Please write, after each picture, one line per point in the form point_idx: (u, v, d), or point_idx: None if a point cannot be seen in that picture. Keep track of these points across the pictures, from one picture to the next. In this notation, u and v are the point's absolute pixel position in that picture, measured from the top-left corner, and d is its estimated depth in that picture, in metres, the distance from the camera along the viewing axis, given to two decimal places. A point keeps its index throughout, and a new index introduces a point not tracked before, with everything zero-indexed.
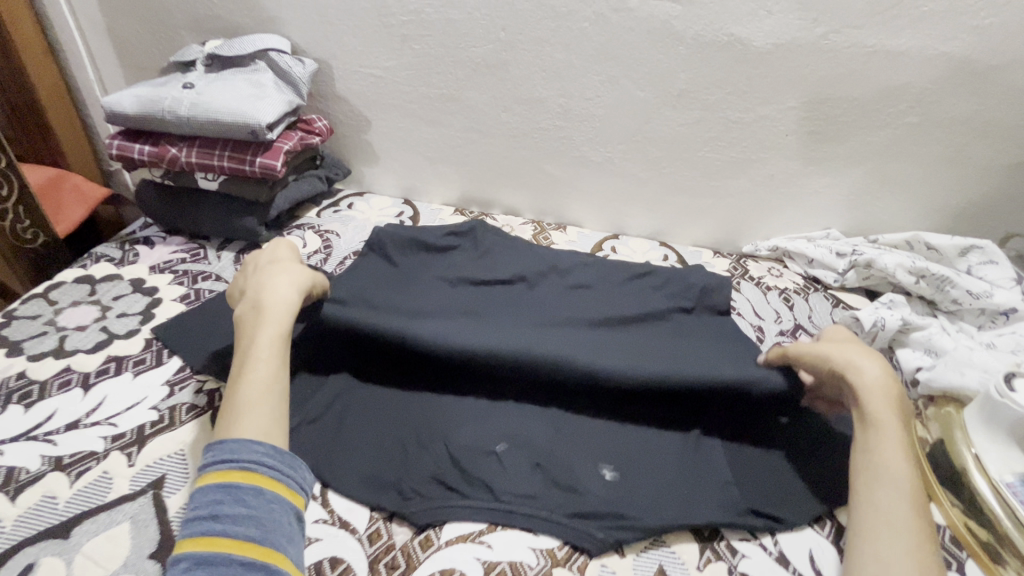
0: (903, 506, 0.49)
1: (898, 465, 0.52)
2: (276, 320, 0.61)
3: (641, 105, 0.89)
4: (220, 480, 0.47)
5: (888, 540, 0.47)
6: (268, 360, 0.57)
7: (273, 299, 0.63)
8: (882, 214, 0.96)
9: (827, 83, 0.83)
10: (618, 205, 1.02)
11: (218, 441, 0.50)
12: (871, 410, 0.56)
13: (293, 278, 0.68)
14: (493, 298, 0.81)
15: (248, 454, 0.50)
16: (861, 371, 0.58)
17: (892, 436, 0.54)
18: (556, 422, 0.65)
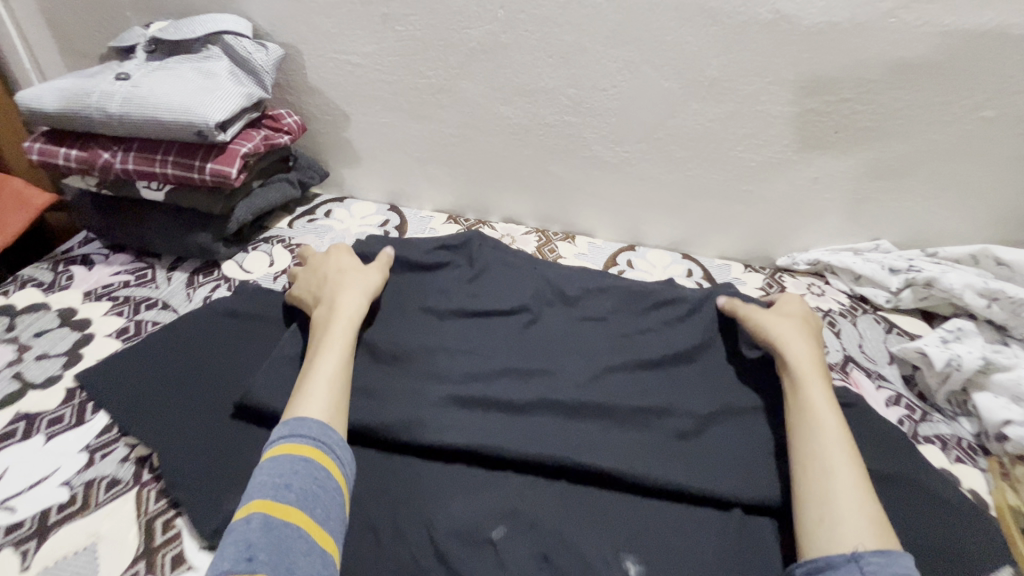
0: (843, 462, 0.51)
1: (831, 422, 0.54)
2: (351, 320, 0.62)
3: (664, 97, 0.75)
4: (295, 454, 0.47)
5: (837, 497, 0.48)
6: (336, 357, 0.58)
7: (344, 302, 0.63)
8: (943, 224, 0.82)
9: (889, 70, 0.69)
10: (634, 212, 0.89)
11: (294, 422, 0.50)
12: (802, 375, 0.58)
13: (373, 279, 0.68)
14: (491, 331, 0.69)
15: (322, 435, 0.49)
16: (788, 343, 0.62)
17: (820, 396, 0.56)
18: (567, 496, 0.54)
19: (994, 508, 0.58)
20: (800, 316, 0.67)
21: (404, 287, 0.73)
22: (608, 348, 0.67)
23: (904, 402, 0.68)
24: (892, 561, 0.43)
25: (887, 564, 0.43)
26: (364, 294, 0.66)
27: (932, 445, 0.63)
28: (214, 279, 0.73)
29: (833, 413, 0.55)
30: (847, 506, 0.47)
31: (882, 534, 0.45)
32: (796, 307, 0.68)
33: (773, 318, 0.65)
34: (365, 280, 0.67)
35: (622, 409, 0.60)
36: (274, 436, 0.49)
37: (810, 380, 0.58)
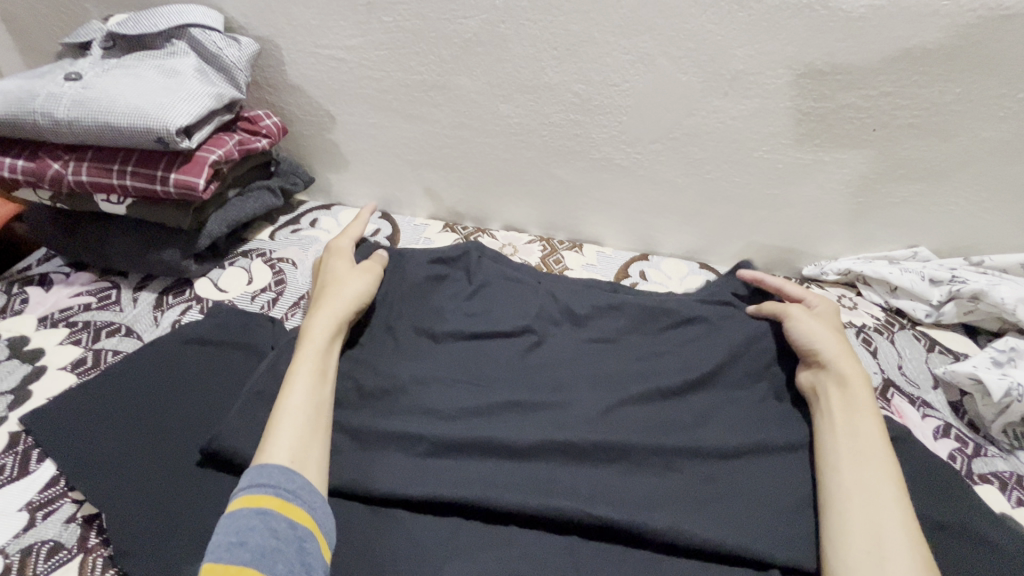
0: (893, 493, 0.46)
1: (881, 451, 0.49)
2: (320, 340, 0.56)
3: (682, 92, 0.68)
4: (252, 505, 0.41)
5: (885, 531, 0.44)
6: (308, 386, 0.52)
7: (320, 322, 0.58)
8: (990, 230, 0.75)
9: (938, 58, 0.61)
10: (647, 217, 0.82)
11: (257, 468, 0.44)
12: (859, 401, 0.53)
13: (349, 290, 0.62)
14: (491, 357, 0.62)
15: (284, 479, 0.44)
16: (843, 361, 0.56)
17: (869, 420, 0.51)
18: (578, 556, 0.48)
19: None
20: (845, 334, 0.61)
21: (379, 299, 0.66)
22: (621, 375, 0.60)
23: (954, 433, 0.61)
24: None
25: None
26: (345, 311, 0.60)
27: (989, 485, 0.56)
28: (185, 299, 0.66)
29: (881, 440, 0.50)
30: (895, 542, 0.43)
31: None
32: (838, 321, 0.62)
33: (829, 332, 0.59)
34: (346, 294, 0.61)
35: (638, 450, 0.53)
36: (239, 483, 0.44)
37: (863, 403, 0.52)
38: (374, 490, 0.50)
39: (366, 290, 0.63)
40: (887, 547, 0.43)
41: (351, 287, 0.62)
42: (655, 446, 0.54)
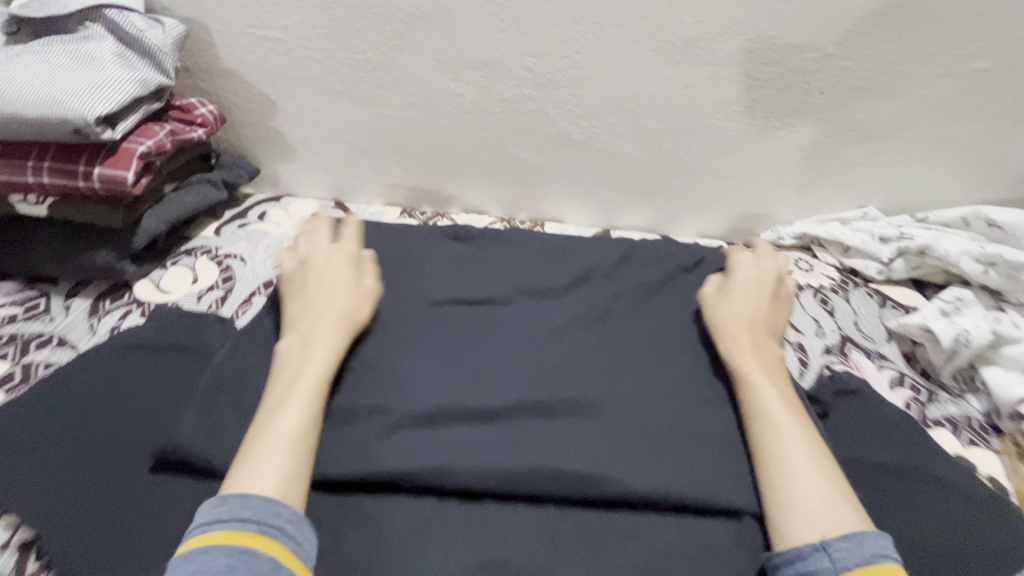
0: (798, 447, 0.49)
1: (780, 409, 0.52)
2: (321, 361, 0.52)
3: (634, 62, 0.67)
4: (231, 542, 0.39)
5: (792, 484, 0.47)
6: (302, 406, 0.48)
7: (322, 332, 0.54)
8: (932, 188, 0.77)
9: (879, 19, 0.63)
10: (607, 192, 0.81)
11: (235, 497, 0.41)
12: (742, 360, 0.57)
13: (360, 310, 0.57)
14: (456, 342, 0.60)
15: (269, 512, 0.41)
16: (728, 330, 0.59)
17: (762, 379, 0.55)
18: (557, 535, 0.47)
19: (1014, 495, 0.53)
20: (752, 289, 0.63)
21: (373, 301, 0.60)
22: (589, 352, 0.60)
23: (909, 382, 0.63)
24: (857, 544, 0.42)
25: (856, 550, 0.41)
26: (344, 333, 0.55)
27: (943, 429, 0.58)
28: (124, 304, 0.62)
29: (779, 398, 0.53)
30: (802, 491, 0.46)
31: (843, 519, 0.44)
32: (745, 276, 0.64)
33: (716, 303, 0.62)
34: (346, 306, 0.57)
35: (609, 423, 0.54)
36: (214, 513, 0.41)
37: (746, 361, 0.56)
38: (348, 478, 0.48)
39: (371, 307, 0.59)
40: (796, 497, 0.46)
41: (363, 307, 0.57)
42: (624, 418, 0.54)
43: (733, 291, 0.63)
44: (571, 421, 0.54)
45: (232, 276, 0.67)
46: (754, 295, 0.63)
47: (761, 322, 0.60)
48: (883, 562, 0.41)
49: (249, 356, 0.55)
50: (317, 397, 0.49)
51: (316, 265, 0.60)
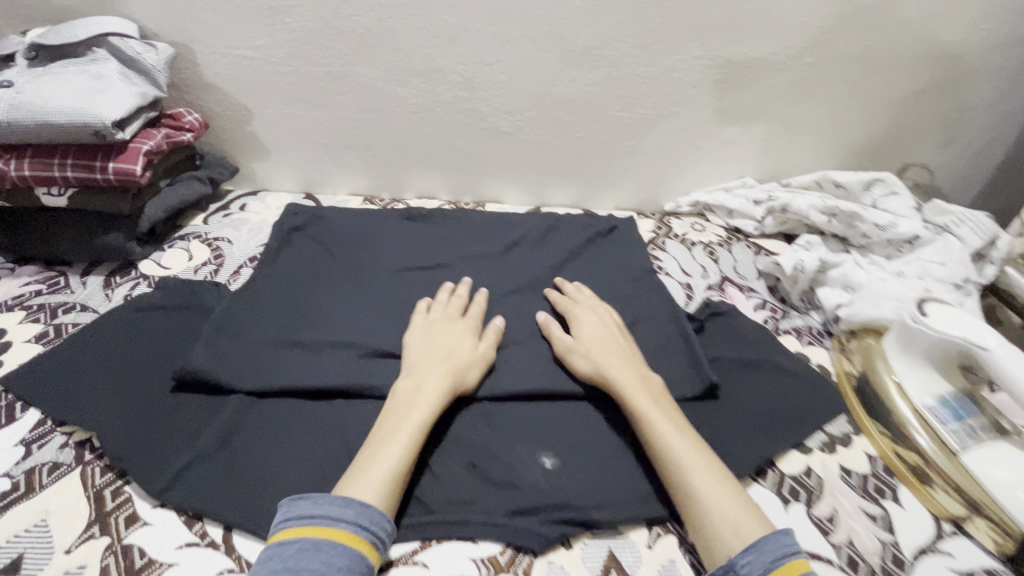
0: (702, 474, 0.52)
1: (677, 441, 0.54)
2: (428, 409, 0.56)
3: (544, 66, 0.84)
4: (354, 547, 0.46)
5: (704, 515, 0.49)
6: (402, 447, 0.53)
7: (433, 378, 0.59)
8: (792, 159, 0.97)
9: (727, 28, 0.81)
10: (536, 174, 0.98)
11: (359, 504, 0.48)
12: (631, 397, 0.58)
13: (472, 372, 0.62)
14: (411, 293, 0.76)
15: (382, 526, 0.48)
16: (609, 369, 0.61)
17: (653, 413, 0.56)
18: (491, 415, 0.61)
19: (835, 375, 0.70)
20: (608, 330, 0.67)
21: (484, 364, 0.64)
22: (518, 297, 0.76)
23: (769, 305, 0.81)
24: (762, 553, 0.46)
25: (759, 560, 0.46)
26: (455, 389, 0.60)
27: (790, 335, 0.76)
28: (132, 278, 0.75)
29: (673, 429, 0.55)
30: (715, 520, 0.49)
31: (750, 534, 0.48)
32: (598, 322, 0.67)
33: (588, 345, 0.64)
34: (459, 364, 0.62)
35: (531, 342, 0.69)
36: (344, 511, 0.47)
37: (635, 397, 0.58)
38: (325, 387, 0.61)
39: (482, 369, 0.63)
40: (711, 529, 0.49)
41: (474, 370, 0.62)
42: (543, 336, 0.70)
43: (591, 335, 0.65)
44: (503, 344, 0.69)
45: (222, 253, 0.80)
46: (610, 338, 0.65)
47: (628, 359, 0.63)
48: (794, 559, 0.46)
49: (241, 308, 0.69)
50: (417, 440, 0.54)
51: (440, 328, 0.66)
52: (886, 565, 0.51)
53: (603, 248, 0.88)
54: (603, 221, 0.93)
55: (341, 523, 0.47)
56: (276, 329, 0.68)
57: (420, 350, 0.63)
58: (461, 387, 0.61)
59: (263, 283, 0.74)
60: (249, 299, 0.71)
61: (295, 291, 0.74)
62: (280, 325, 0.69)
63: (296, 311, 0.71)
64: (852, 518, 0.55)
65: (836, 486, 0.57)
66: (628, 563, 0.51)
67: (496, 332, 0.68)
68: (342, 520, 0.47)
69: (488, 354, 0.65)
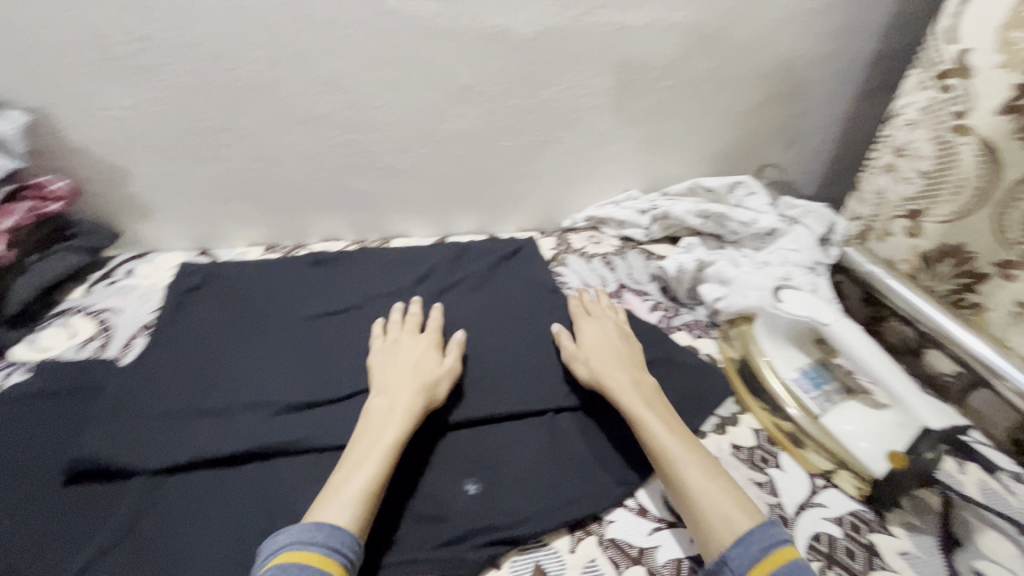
0: (694, 470, 0.56)
1: (669, 440, 0.58)
2: (401, 426, 0.59)
3: (430, 105, 0.88)
4: (326, 569, 0.47)
5: (699, 509, 0.53)
6: (375, 465, 0.55)
7: (404, 397, 0.62)
8: (669, 169, 1.08)
9: (592, 59, 0.89)
10: (438, 207, 1.02)
11: (329, 527, 0.49)
12: (626, 404, 0.63)
13: (442, 386, 0.65)
14: (323, 338, 0.76)
15: (352, 548, 0.49)
16: (607, 376, 0.66)
17: (646, 416, 0.61)
18: (414, 451, 0.62)
19: (722, 361, 0.78)
20: (608, 335, 0.73)
21: (452, 376, 0.67)
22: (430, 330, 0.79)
23: (662, 306, 0.89)
24: (748, 545, 0.49)
25: (747, 552, 0.49)
26: (428, 402, 0.63)
27: (681, 331, 0.84)
28: (4, 365, 0.70)
29: (665, 429, 0.59)
30: (705, 512, 0.53)
31: (739, 525, 0.51)
32: (602, 329, 0.73)
33: (591, 353, 0.70)
34: (428, 378, 0.65)
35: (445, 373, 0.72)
36: (315, 534, 0.49)
37: (629, 403, 0.62)
38: (243, 450, 0.60)
39: (450, 382, 0.67)
40: (705, 524, 0.52)
41: (445, 383, 0.66)
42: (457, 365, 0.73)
43: (590, 343, 0.71)
44: None
45: (110, 324, 0.76)
46: (606, 344, 0.71)
47: (622, 364, 0.68)
48: (782, 544, 0.49)
49: (139, 382, 0.66)
50: (390, 457, 0.56)
51: (407, 347, 0.70)
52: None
53: (509, 268, 0.93)
54: (507, 242, 0.98)
55: (311, 548, 0.48)
56: (180, 397, 0.66)
57: (387, 371, 0.66)
58: (431, 400, 0.64)
59: (160, 351, 0.71)
60: (146, 372, 0.68)
61: (198, 354, 0.72)
62: (184, 392, 0.66)
63: (200, 375, 0.69)
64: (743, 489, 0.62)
65: (728, 464, 0.65)
66: (552, 571, 0.55)
67: (458, 346, 0.71)
68: (314, 544, 0.48)
69: (455, 366, 0.68)
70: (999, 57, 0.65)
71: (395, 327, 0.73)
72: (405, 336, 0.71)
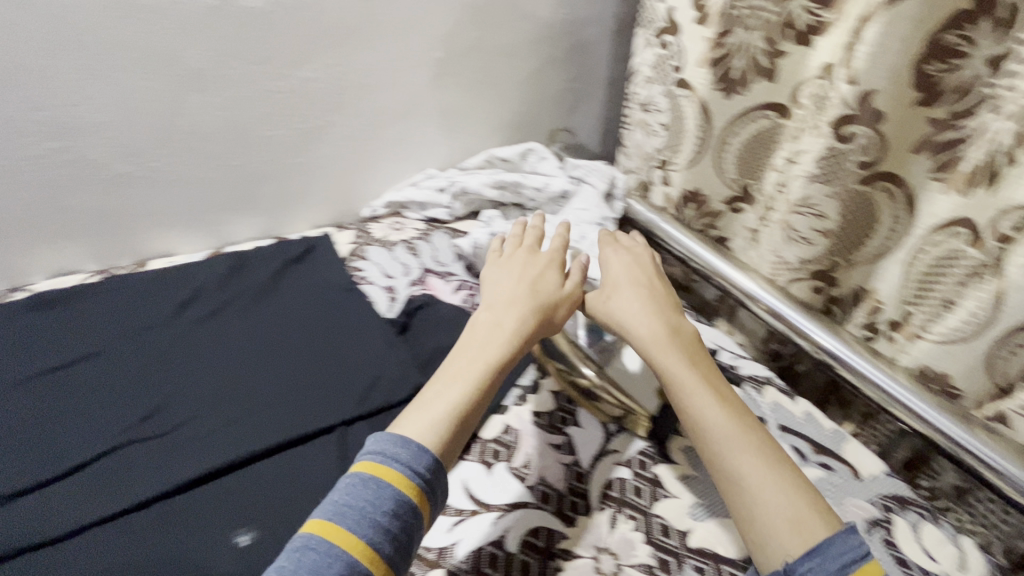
0: (752, 459, 0.50)
1: (721, 418, 0.52)
2: (506, 351, 0.55)
3: (154, 95, 0.74)
4: (397, 490, 0.44)
5: (759, 508, 0.47)
6: (467, 390, 0.52)
7: (514, 320, 0.58)
8: (464, 144, 1.05)
9: (346, 32, 0.82)
10: (206, 215, 0.88)
11: (415, 448, 0.47)
12: (670, 375, 0.56)
13: (560, 311, 0.62)
14: (50, 401, 0.63)
15: (430, 473, 0.47)
16: (649, 339, 0.59)
17: (699, 392, 0.54)
18: (168, 515, 0.55)
19: None
20: (641, 281, 0.66)
21: (571, 303, 0.64)
22: (201, 363, 0.68)
23: (467, 284, 0.87)
24: (824, 560, 0.43)
25: (822, 566, 0.43)
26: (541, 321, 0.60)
27: None
28: None
29: (719, 407, 0.53)
30: (766, 512, 0.47)
31: (812, 533, 0.45)
32: (639, 273, 0.67)
33: (630, 306, 0.63)
34: (545, 301, 0.61)
35: (218, 411, 0.64)
36: (395, 451, 0.46)
37: (676, 375, 0.56)
38: None
39: (565, 309, 0.62)
40: (766, 525, 0.46)
41: (563, 308, 0.62)
42: (235, 400, 0.65)
43: (623, 288, 0.65)
44: (209, 409, 0.64)
45: None
46: (638, 290, 0.64)
47: (660, 317, 0.61)
48: (865, 561, 0.43)
49: None
50: (486, 382, 0.53)
51: (526, 263, 0.65)
52: (568, 486, 0.58)
53: (301, 273, 0.83)
54: (294, 242, 0.87)
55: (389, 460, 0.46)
56: None
57: (499, 288, 0.62)
58: (546, 323, 0.60)
59: None
60: None
61: None
62: None
63: None
64: (542, 456, 0.60)
65: (529, 434, 0.62)
66: None
67: (582, 270, 0.66)
68: (395, 459, 0.46)
69: (577, 293, 0.64)
70: (693, 14, 0.75)
71: (514, 243, 0.70)
72: (526, 251, 0.67)
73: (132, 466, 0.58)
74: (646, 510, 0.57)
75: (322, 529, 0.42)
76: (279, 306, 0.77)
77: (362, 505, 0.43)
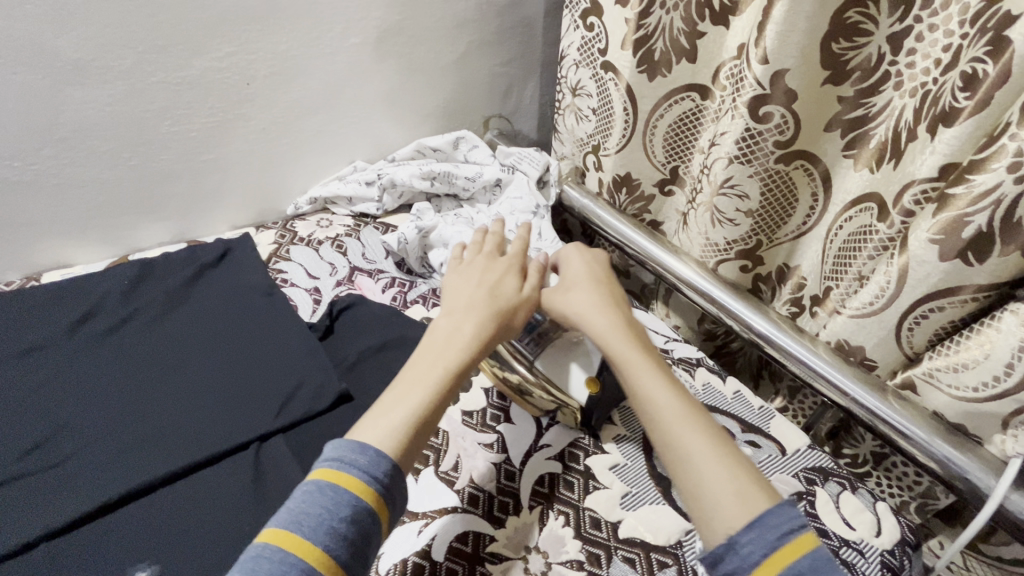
0: (697, 437, 0.48)
1: (666, 397, 0.51)
2: (466, 353, 0.53)
3: (25, 90, 0.66)
4: (356, 497, 0.43)
5: (702, 483, 0.45)
6: (425, 395, 0.50)
7: (472, 325, 0.56)
8: (392, 133, 1.01)
9: (247, 16, 0.75)
10: (105, 219, 0.81)
11: (374, 453, 0.45)
12: (619, 356, 0.55)
13: (519, 315, 0.59)
14: None
15: (391, 478, 0.45)
16: (599, 325, 0.58)
17: (648, 373, 0.53)
18: (59, 553, 0.50)
19: None
20: (595, 272, 0.64)
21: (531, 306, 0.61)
22: (99, 384, 0.63)
23: (397, 281, 0.84)
24: (762, 529, 0.41)
25: (761, 538, 0.41)
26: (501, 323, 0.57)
27: (417, 305, 0.80)
28: None
29: (668, 387, 0.52)
30: (710, 486, 0.45)
31: (755, 505, 0.43)
32: (593, 266, 0.65)
33: (581, 294, 0.61)
34: (505, 306, 0.59)
35: (119, 435, 0.59)
36: (354, 456, 0.44)
37: (624, 357, 0.55)
38: None
39: (525, 312, 0.60)
40: (709, 499, 0.44)
41: (522, 311, 0.60)
42: (139, 422, 0.60)
43: (576, 279, 0.63)
44: (109, 435, 0.59)
45: None
46: (597, 282, 0.63)
47: (613, 307, 0.60)
48: (802, 532, 0.41)
49: None
50: (445, 387, 0.51)
51: (486, 268, 0.63)
52: (498, 486, 0.57)
53: (216, 277, 0.78)
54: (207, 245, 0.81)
55: (346, 466, 0.44)
56: None
57: (456, 294, 0.60)
58: (506, 327, 0.58)
59: None
60: None
61: None
62: None
63: None
64: (472, 458, 0.59)
65: (458, 434, 0.61)
66: None
67: (540, 274, 0.64)
68: (353, 465, 0.44)
69: (537, 296, 0.62)
70: None
71: (475, 250, 0.67)
72: (483, 258, 0.65)
73: (18, 503, 0.53)
74: (577, 505, 0.57)
75: (275, 541, 0.40)
76: (189, 315, 0.72)
77: (318, 514, 0.41)
